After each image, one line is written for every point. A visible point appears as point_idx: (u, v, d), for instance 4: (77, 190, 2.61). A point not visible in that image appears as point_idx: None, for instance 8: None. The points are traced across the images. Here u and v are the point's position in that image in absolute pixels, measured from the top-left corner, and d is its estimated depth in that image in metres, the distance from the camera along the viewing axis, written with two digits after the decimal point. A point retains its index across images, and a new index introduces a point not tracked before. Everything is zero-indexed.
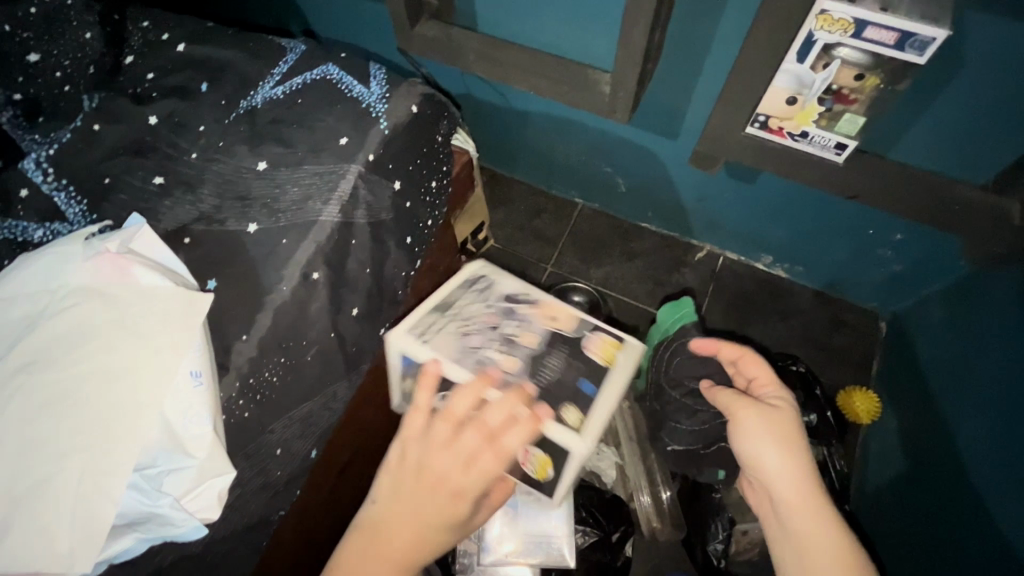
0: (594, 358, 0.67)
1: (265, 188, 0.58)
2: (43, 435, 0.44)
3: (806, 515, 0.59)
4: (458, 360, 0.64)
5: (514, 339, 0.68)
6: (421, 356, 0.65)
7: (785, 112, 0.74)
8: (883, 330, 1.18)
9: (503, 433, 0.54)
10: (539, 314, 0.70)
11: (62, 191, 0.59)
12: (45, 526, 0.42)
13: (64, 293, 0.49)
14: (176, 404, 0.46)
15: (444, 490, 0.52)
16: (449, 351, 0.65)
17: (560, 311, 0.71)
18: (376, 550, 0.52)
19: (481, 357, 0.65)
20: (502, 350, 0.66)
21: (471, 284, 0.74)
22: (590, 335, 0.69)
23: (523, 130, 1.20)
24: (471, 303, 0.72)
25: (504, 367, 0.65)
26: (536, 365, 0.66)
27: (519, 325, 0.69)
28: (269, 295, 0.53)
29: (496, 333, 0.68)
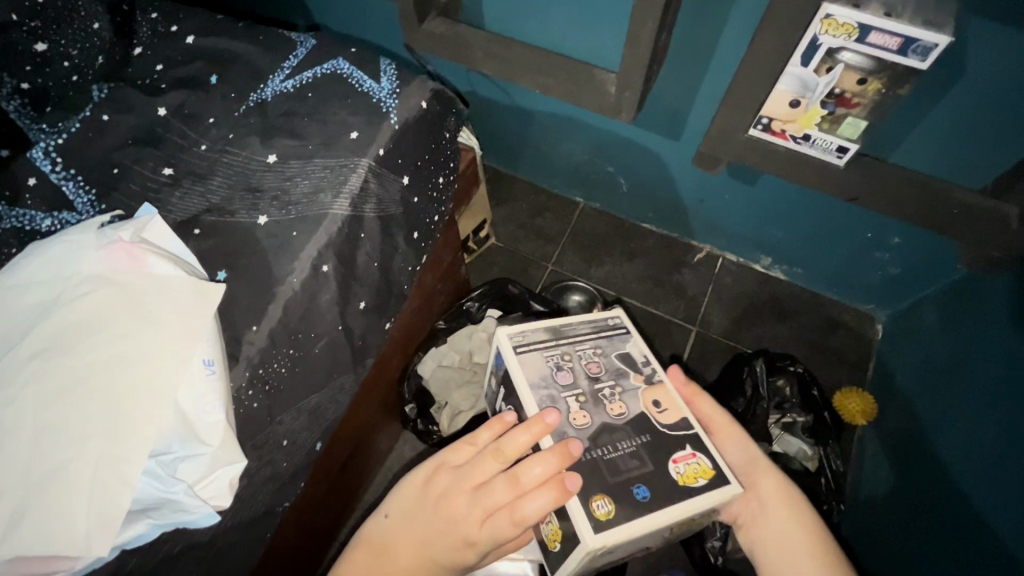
0: (670, 467, 0.54)
1: (275, 181, 0.58)
2: (58, 422, 0.44)
3: (794, 524, 0.56)
4: (540, 383, 0.59)
5: (602, 403, 0.58)
6: (513, 365, 0.60)
7: (789, 115, 0.75)
8: (879, 333, 1.20)
9: (526, 496, 0.50)
10: (644, 398, 0.59)
11: (71, 181, 0.59)
12: (60, 512, 0.42)
13: (78, 281, 0.49)
14: (190, 392, 0.47)
15: (454, 532, 0.52)
16: (534, 372, 0.60)
17: (670, 401, 0.59)
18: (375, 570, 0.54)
19: (557, 392, 0.58)
20: (582, 401, 0.57)
21: (634, 348, 0.64)
22: (688, 446, 0.55)
23: (526, 129, 1.21)
24: (584, 338, 0.64)
25: (574, 420, 0.56)
26: (605, 437, 0.55)
27: (615, 391, 0.59)
28: (279, 287, 0.53)
29: (589, 382, 0.59)
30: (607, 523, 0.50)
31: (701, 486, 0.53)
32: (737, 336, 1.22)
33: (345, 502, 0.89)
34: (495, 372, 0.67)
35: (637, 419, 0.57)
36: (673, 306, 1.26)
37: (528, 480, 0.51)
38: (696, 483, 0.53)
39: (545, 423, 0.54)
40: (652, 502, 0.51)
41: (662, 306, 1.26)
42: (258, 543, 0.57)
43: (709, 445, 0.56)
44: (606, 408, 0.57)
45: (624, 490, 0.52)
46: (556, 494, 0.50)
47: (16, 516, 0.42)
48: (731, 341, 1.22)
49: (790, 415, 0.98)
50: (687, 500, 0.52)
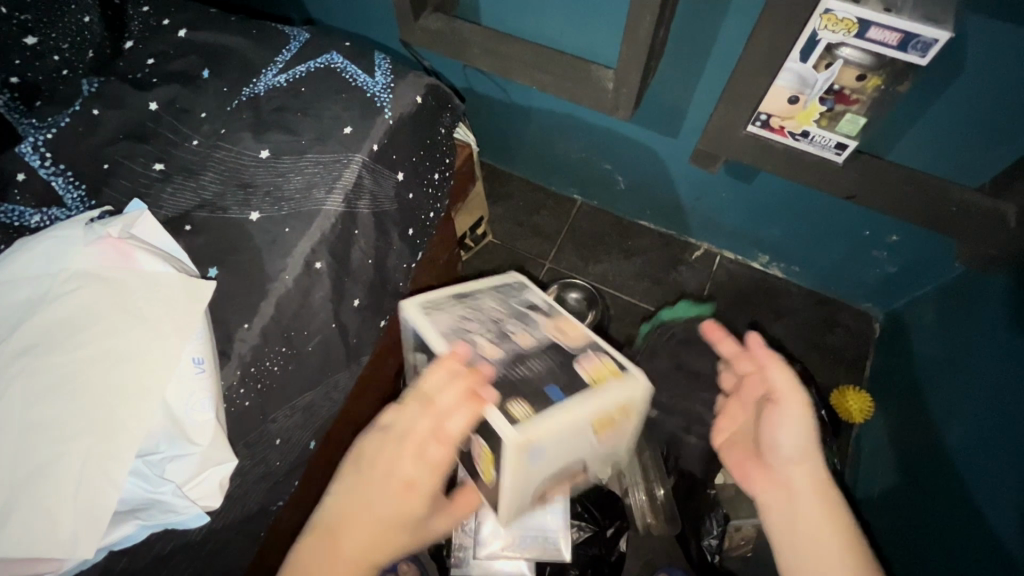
0: (579, 372, 0.57)
1: (268, 176, 0.57)
2: (43, 420, 0.43)
3: (833, 531, 0.52)
4: (453, 330, 0.61)
5: (511, 337, 0.61)
6: (420, 319, 0.62)
7: (787, 111, 0.74)
8: (877, 331, 1.19)
9: (444, 414, 0.53)
10: (545, 332, 0.63)
11: (60, 176, 0.58)
12: (47, 510, 0.42)
13: (65, 277, 0.48)
14: (178, 390, 0.46)
15: (391, 479, 0.52)
16: (444, 324, 0.62)
17: (560, 330, 0.63)
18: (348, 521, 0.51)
19: (476, 334, 0.60)
20: (499, 341, 0.60)
21: (486, 299, 0.68)
22: (591, 353, 0.60)
23: (523, 126, 1.20)
24: (485, 295, 0.69)
25: (484, 351, 0.59)
26: (517, 361, 0.58)
27: (523, 326, 0.63)
28: (271, 285, 0.53)
29: (498, 327, 0.63)
30: (524, 420, 0.53)
31: (610, 381, 0.57)
32: (734, 334, 1.22)
33: None
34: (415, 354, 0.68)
35: (547, 341, 0.61)
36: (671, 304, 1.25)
37: (442, 404, 0.53)
38: (606, 379, 0.57)
39: (455, 354, 0.56)
40: (565, 399, 0.55)
41: (659, 304, 1.25)
42: (251, 543, 0.57)
43: (610, 352, 0.61)
44: (513, 339, 0.61)
45: (540, 395, 0.55)
46: (471, 405, 0.53)
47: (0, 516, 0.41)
48: None
49: None
50: (605, 399, 0.55)
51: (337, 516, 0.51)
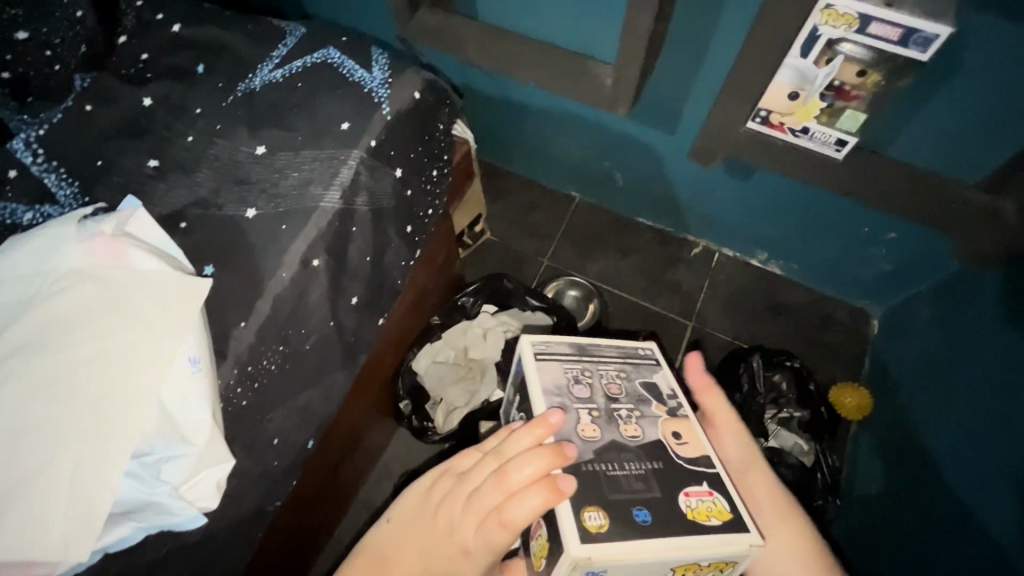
0: (680, 501, 0.47)
1: (264, 173, 0.56)
2: (36, 421, 0.43)
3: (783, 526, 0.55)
4: (556, 390, 0.53)
5: (617, 422, 0.51)
6: (530, 368, 0.55)
7: (787, 108, 0.74)
8: (875, 328, 1.20)
9: (515, 489, 0.47)
10: (665, 431, 0.52)
11: (53, 173, 0.58)
12: (41, 513, 0.41)
13: (57, 276, 0.47)
14: (174, 391, 0.45)
15: (450, 539, 0.50)
16: (556, 378, 0.54)
17: (692, 434, 0.52)
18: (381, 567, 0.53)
19: (565, 401, 0.52)
20: (594, 417, 0.51)
21: (660, 381, 0.57)
22: (704, 483, 0.49)
23: (521, 122, 1.19)
24: (612, 358, 0.57)
25: (582, 432, 0.50)
26: (612, 454, 0.49)
27: (633, 413, 0.52)
28: (268, 282, 0.52)
29: (606, 401, 0.53)
30: (597, 536, 0.43)
31: (713, 526, 0.46)
32: (733, 331, 1.22)
33: (339, 501, 0.88)
34: (513, 379, 0.61)
35: (652, 445, 0.51)
36: (669, 301, 1.25)
37: (517, 478, 0.47)
38: (708, 521, 0.46)
39: (544, 421, 0.49)
40: (655, 530, 0.45)
41: (658, 301, 1.25)
42: (247, 543, 0.56)
43: (730, 488, 0.49)
44: (620, 427, 0.51)
45: (625, 513, 0.45)
46: (546, 490, 0.45)
47: None
48: (727, 336, 1.21)
49: (786, 410, 0.98)
50: (701, 542, 0.45)
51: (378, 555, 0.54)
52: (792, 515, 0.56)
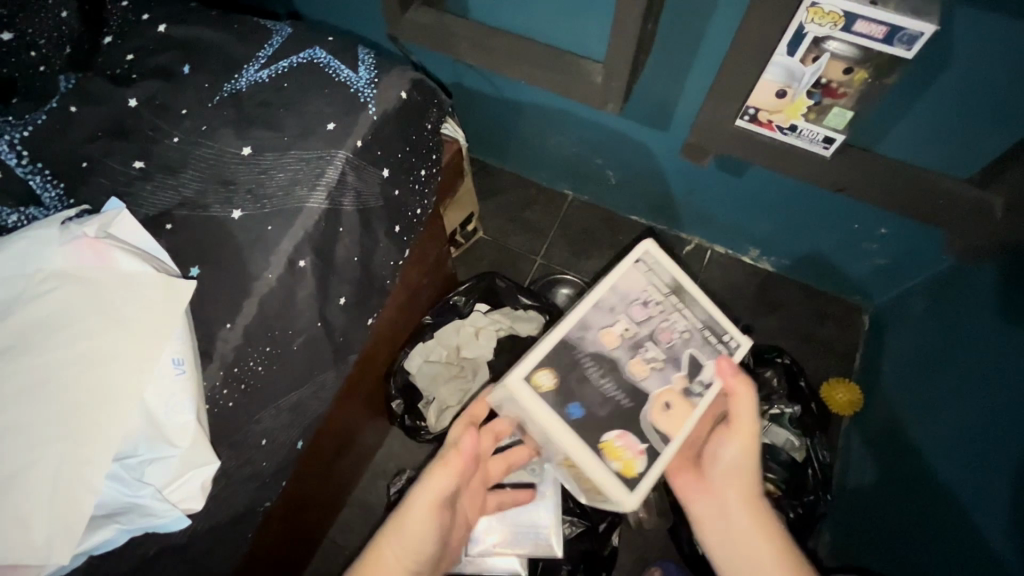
0: (607, 432, 0.60)
1: (250, 174, 0.56)
2: (20, 424, 0.43)
3: (760, 533, 0.59)
4: (626, 296, 0.66)
5: (636, 354, 0.63)
6: (621, 268, 0.67)
7: (775, 106, 0.74)
8: (866, 323, 1.20)
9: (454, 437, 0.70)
10: (658, 398, 0.62)
11: (37, 175, 0.57)
12: (24, 515, 0.41)
13: (41, 278, 0.47)
14: (158, 393, 0.45)
15: (413, 510, 0.61)
16: (632, 288, 0.66)
17: (680, 412, 0.61)
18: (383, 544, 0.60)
19: (620, 309, 0.65)
20: (623, 335, 0.64)
21: (706, 367, 0.64)
22: (643, 445, 0.60)
23: (513, 121, 1.20)
24: (690, 319, 0.66)
25: (605, 334, 0.64)
26: (608, 368, 0.63)
27: (654, 361, 0.63)
28: (254, 284, 0.52)
29: (647, 335, 0.64)
30: (534, 385, 0.61)
31: (609, 466, 0.59)
32: None
33: (333, 501, 0.88)
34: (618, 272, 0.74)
35: (644, 390, 0.62)
36: None
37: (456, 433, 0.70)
38: (609, 460, 0.59)
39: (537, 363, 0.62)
40: (573, 419, 0.60)
41: None
42: (240, 544, 0.56)
43: (657, 465, 0.59)
44: (635, 357, 0.63)
45: (563, 398, 0.61)
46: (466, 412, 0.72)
47: None
48: None
49: (777, 406, 0.99)
50: (594, 451, 0.59)
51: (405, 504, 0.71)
52: (772, 526, 0.59)
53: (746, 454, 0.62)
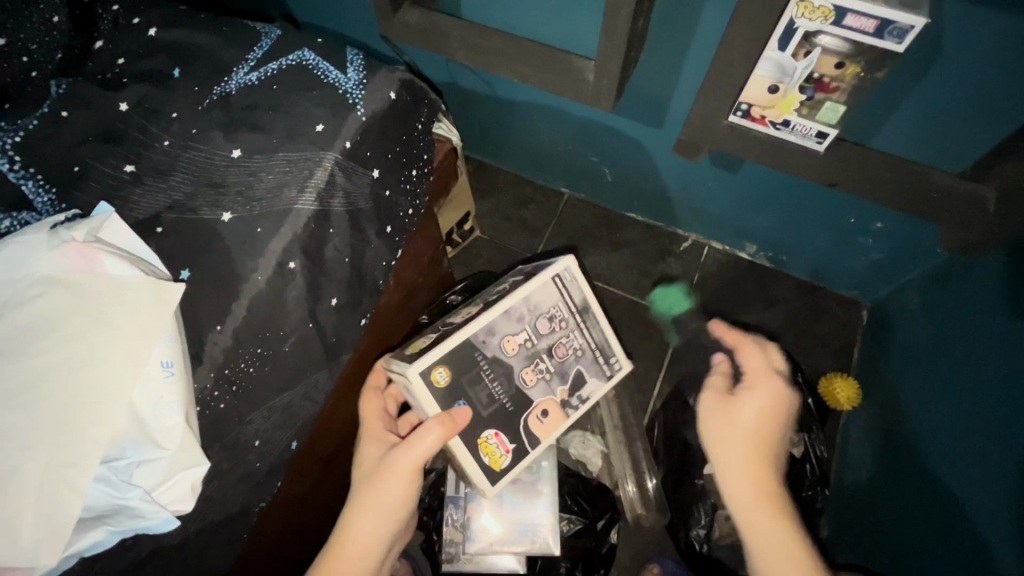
0: (483, 431, 0.66)
1: (239, 175, 0.56)
2: (8, 428, 0.43)
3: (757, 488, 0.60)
4: (536, 309, 0.68)
5: (530, 363, 0.68)
6: (544, 277, 0.68)
7: (767, 101, 0.75)
8: (864, 318, 1.20)
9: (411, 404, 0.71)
10: (539, 405, 0.68)
11: (29, 179, 0.58)
12: (13, 515, 0.42)
13: (30, 283, 0.47)
14: (146, 395, 0.46)
15: (401, 471, 0.63)
16: (545, 302, 0.68)
17: (554, 419, 0.69)
18: (353, 512, 0.63)
19: (529, 320, 0.67)
20: (524, 345, 0.67)
21: (588, 382, 0.72)
22: (512, 445, 0.67)
23: (507, 120, 1.20)
24: (591, 336, 0.72)
25: (506, 343, 0.66)
26: (499, 370, 0.66)
27: (546, 370, 0.69)
28: (244, 285, 0.52)
29: (545, 347, 0.68)
30: (429, 380, 0.63)
31: (480, 461, 0.66)
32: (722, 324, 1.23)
33: (329, 502, 0.89)
34: (530, 268, 0.75)
35: (529, 396, 0.68)
36: (660, 295, 1.26)
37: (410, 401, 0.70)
38: (483, 455, 0.66)
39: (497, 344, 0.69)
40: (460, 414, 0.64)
41: (648, 296, 1.26)
42: (235, 543, 0.57)
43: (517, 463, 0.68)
44: (526, 367, 0.67)
45: (450, 397, 0.64)
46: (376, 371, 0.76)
47: None
48: (716, 329, 1.23)
49: None
50: (470, 448, 0.65)
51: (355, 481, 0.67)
52: (765, 472, 0.61)
53: (766, 413, 0.63)
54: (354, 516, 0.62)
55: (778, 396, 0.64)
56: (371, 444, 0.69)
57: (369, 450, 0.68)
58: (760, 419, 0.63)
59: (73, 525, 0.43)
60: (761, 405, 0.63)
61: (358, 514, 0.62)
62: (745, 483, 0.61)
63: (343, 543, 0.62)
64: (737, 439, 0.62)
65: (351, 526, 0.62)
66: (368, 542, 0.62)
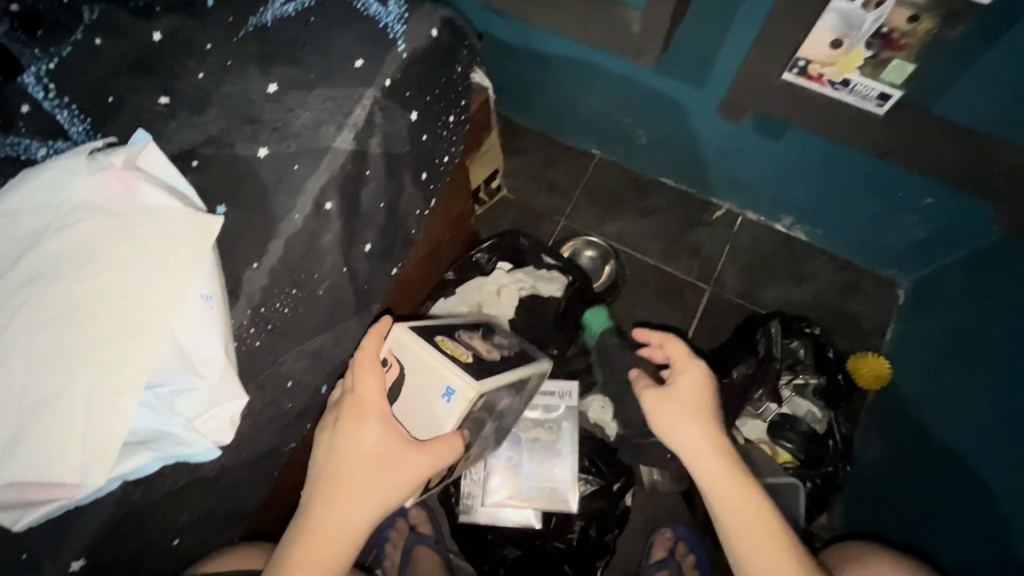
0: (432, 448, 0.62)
1: (275, 111, 0.53)
2: (55, 349, 0.44)
3: (730, 480, 0.63)
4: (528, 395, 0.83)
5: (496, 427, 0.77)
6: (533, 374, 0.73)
7: (829, 58, 0.71)
8: (901, 298, 1.16)
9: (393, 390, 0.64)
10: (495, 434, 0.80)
11: (64, 109, 0.57)
12: (62, 435, 0.42)
13: (68, 209, 0.46)
14: (187, 326, 0.46)
15: (404, 478, 0.56)
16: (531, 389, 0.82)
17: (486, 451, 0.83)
18: (325, 506, 0.54)
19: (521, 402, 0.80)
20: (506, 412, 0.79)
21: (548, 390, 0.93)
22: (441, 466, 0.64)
23: (542, 75, 1.16)
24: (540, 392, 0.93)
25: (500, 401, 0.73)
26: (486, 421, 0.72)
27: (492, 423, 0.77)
28: (281, 223, 0.51)
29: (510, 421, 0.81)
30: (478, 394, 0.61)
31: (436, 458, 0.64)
32: (750, 297, 1.20)
33: None
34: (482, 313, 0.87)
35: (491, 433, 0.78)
36: (687, 264, 1.23)
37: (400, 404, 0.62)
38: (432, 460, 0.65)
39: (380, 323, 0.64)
40: (453, 404, 0.60)
41: (675, 265, 1.24)
42: (263, 482, 0.58)
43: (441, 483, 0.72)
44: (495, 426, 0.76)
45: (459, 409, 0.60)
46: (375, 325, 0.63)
47: (15, 438, 0.42)
48: (744, 302, 1.20)
49: (801, 376, 1.01)
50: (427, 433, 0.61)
51: (329, 465, 0.56)
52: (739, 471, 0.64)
53: (699, 412, 0.67)
54: (342, 514, 0.54)
55: (711, 389, 0.70)
56: (372, 428, 0.57)
57: (362, 438, 0.56)
58: (696, 412, 0.67)
59: (119, 447, 0.43)
60: (688, 403, 0.68)
61: (352, 515, 0.54)
62: (724, 484, 0.63)
63: (322, 541, 0.52)
64: (671, 417, 0.67)
65: (338, 527, 0.54)
66: (337, 532, 0.53)
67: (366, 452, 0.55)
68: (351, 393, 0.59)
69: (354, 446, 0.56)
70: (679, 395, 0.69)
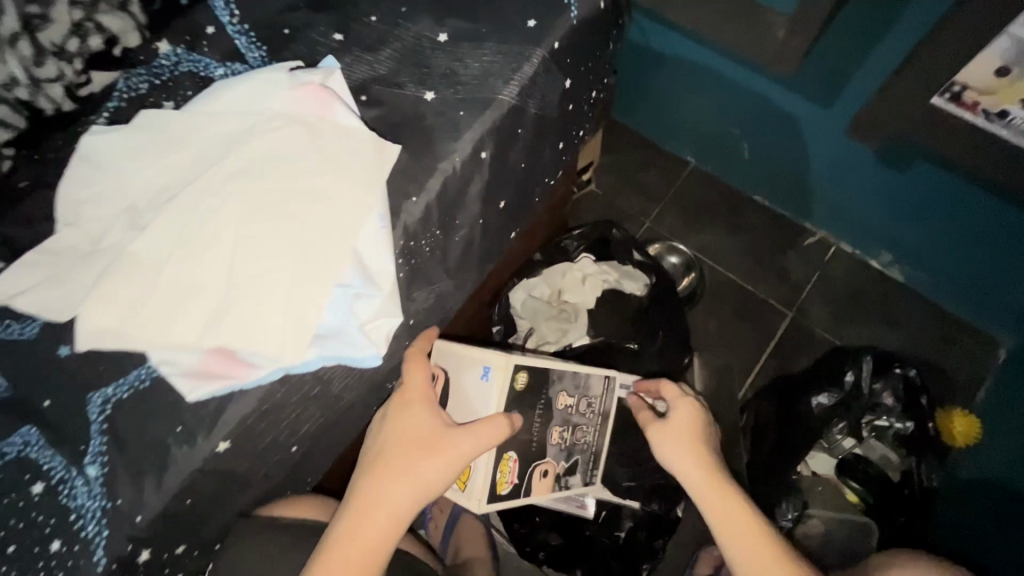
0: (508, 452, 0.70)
1: (445, 59, 0.55)
2: (251, 241, 0.48)
3: (726, 507, 0.60)
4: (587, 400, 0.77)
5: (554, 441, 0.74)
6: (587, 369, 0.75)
7: (990, 85, 0.67)
8: (1001, 358, 1.09)
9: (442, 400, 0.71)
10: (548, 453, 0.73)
11: (244, 35, 0.61)
12: (264, 314, 0.47)
13: (270, 118, 0.51)
14: (365, 240, 0.49)
15: (449, 460, 0.54)
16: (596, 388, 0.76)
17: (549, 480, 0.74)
18: (372, 486, 0.53)
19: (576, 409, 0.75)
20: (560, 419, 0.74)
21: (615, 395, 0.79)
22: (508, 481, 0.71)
23: (657, 75, 1.15)
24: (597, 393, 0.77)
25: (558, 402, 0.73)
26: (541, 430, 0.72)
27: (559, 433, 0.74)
28: (441, 164, 0.52)
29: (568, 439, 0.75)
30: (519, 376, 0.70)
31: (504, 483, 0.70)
32: (834, 330, 1.16)
33: None
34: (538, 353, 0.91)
35: (550, 450, 0.73)
36: (772, 286, 1.20)
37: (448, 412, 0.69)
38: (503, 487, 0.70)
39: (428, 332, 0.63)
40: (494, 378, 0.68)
41: (759, 285, 1.20)
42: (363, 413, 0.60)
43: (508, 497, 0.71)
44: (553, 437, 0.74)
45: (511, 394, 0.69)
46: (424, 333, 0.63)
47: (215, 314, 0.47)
48: (829, 334, 1.16)
49: (886, 419, 0.94)
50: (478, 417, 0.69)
51: (377, 449, 0.55)
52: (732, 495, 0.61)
53: (689, 442, 0.66)
54: (390, 496, 0.52)
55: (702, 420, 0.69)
56: (417, 409, 0.57)
57: (410, 420, 0.56)
58: (689, 440, 0.66)
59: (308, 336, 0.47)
60: (679, 433, 0.67)
61: (397, 495, 0.52)
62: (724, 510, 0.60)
63: (370, 521, 0.51)
64: (665, 447, 0.66)
65: (383, 509, 0.52)
66: (384, 512, 0.52)
67: (411, 432, 0.55)
68: (399, 384, 0.59)
69: (403, 428, 0.56)
70: (672, 424, 0.67)
